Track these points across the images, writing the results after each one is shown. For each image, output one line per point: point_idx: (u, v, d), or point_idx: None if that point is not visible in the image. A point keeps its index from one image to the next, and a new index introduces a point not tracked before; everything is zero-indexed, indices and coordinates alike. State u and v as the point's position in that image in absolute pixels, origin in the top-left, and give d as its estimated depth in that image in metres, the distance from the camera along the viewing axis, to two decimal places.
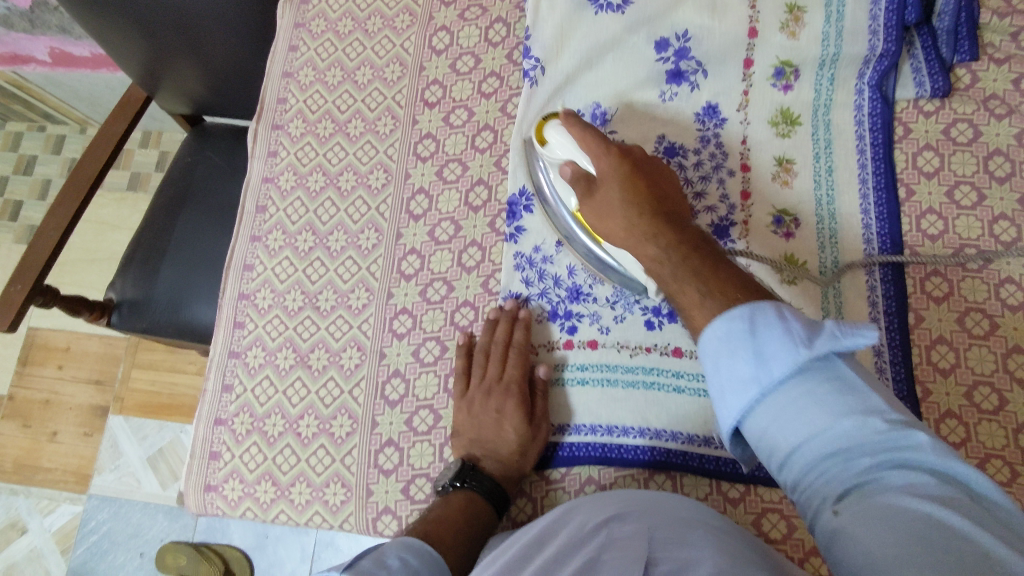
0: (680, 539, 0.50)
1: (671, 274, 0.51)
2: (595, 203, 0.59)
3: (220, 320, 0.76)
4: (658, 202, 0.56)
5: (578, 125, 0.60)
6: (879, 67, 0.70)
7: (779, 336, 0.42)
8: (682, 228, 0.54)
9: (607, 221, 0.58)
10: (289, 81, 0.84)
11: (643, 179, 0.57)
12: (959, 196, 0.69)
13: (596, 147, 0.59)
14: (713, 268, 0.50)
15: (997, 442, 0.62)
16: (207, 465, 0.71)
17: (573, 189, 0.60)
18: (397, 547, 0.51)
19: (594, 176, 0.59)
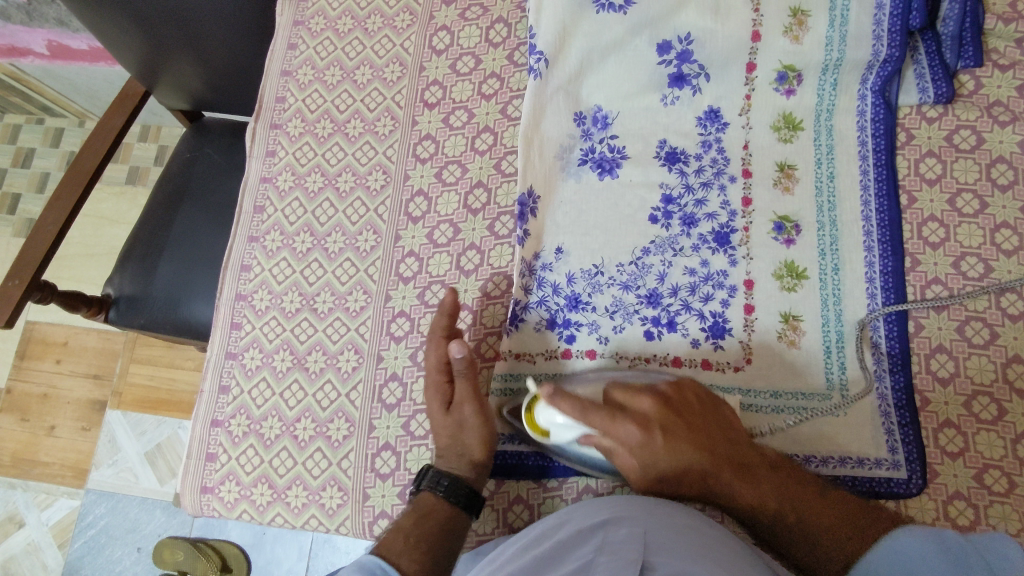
0: (673, 546, 0.50)
1: (740, 498, 0.57)
2: (650, 483, 0.59)
3: (217, 321, 0.76)
4: (682, 431, 0.59)
5: (574, 400, 0.57)
6: (882, 73, 0.70)
7: (881, 553, 0.53)
8: (712, 445, 0.58)
9: (644, 474, 0.59)
10: (288, 80, 0.84)
11: (685, 425, 0.59)
12: (961, 204, 0.69)
13: (608, 422, 0.57)
14: (793, 488, 0.57)
15: (995, 453, 0.62)
16: (203, 467, 0.71)
17: (572, 435, 0.59)
18: (350, 570, 0.54)
19: (613, 445, 0.58)
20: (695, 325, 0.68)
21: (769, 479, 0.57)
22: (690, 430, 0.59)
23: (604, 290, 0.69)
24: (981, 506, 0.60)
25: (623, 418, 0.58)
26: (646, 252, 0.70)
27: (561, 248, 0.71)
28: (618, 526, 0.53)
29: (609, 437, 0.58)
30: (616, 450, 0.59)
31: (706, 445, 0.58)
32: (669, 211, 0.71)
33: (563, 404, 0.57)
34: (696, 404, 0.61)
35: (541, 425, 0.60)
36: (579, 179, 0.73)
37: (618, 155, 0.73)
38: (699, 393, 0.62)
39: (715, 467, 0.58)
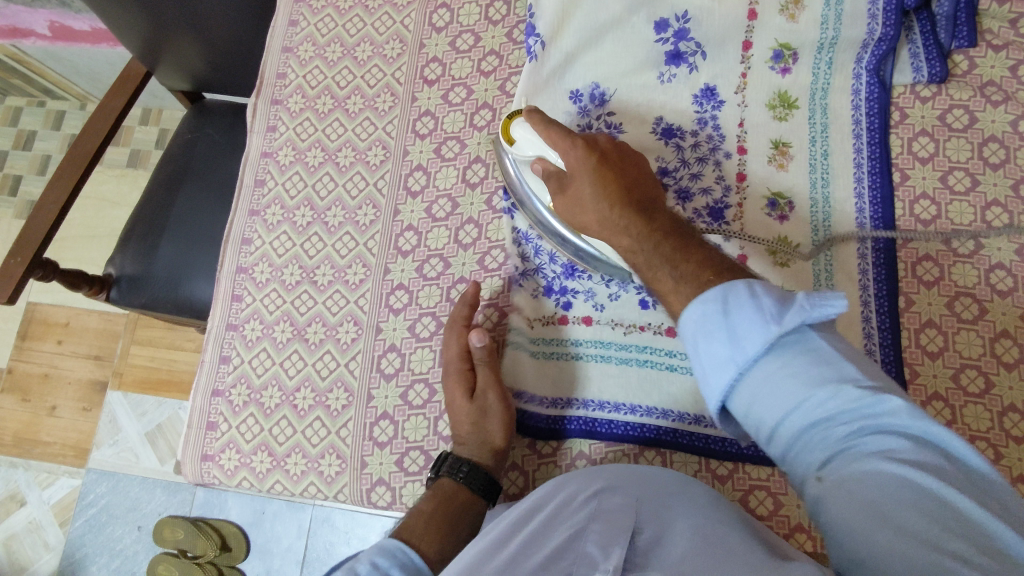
0: (665, 510, 0.52)
1: (626, 239, 0.55)
2: (567, 200, 0.59)
3: (218, 293, 0.77)
4: (611, 156, 0.58)
5: (540, 122, 0.61)
6: (877, 52, 0.71)
7: (720, 287, 0.46)
8: (631, 185, 0.57)
9: (562, 182, 0.60)
10: (289, 57, 0.84)
11: (608, 165, 0.58)
12: (953, 181, 0.70)
13: (563, 143, 0.59)
14: (683, 249, 0.51)
15: (982, 424, 0.63)
16: (204, 436, 0.72)
17: (530, 151, 0.64)
18: (372, 552, 0.53)
19: (563, 167, 0.60)
20: None
21: (699, 257, 0.51)
22: (607, 189, 0.56)
23: None
24: None
25: (580, 141, 0.58)
26: None
27: None
28: (612, 493, 0.54)
29: (554, 165, 0.61)
30: (554, 168, 0.61)
31: (623, 177, 0.57)
32: (665, 184, 0.72)
33: (534, 123, 0.62)
34: (635, 179, 0.58)
35: (511, 131, 0.65)
36: None
37: (615, 131, 0.74)
38: (641, 173, 0.59)
39: (613, 201, 0.56)
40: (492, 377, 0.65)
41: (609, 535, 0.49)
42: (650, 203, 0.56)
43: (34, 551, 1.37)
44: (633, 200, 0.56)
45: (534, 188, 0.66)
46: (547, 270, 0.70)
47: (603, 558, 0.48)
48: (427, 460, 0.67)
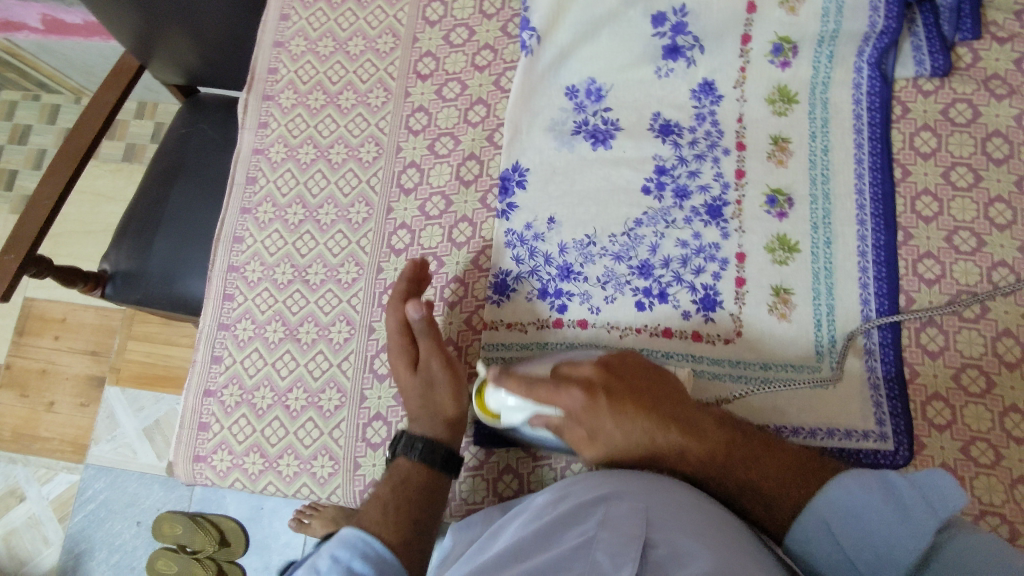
0: (673, 515, 0.51)
1: (680, 440, 0.57)
2: (597, 447, 0.59)
3: (209, 292, 0.76)
4: (628, 395, 0.59)
5: (519, 377, 0.60)
6: (879, 45, 0.69)
7: (807, 508, 0.55)
8: (655, 411, 0.58)
9: (588, 436, 0.59)
10: (280, 51, 0.83)
11: (623, 388, 0.59)
12: (955, 177, 0.69)
13: (551, 389, 0.59)
14: (767, 453, 0.57)
15: (982, 425, 0.62)
16: (196, 436, 0.71)
17: (523, 415, 0.61)
18: (332, 545, 0.55)
19: (562, 412, 0.59)
20: (686, 298, 0.68)
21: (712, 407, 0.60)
22: (630, 399, 0.58)
23: (596, 261, 0.69)
24: (968, 478, 0.61)
25: (574, 384, 0.58)
26: (638, 223, 0.70)
27: (553, 218, 0.71)
28: (619, 499, 0.53)
29: (557, 399, 0.58)
30: (556, 397, 0.58)
31: (646, 399, 0.58)
32: (662, 182, 0.71)
33: (510, 384, 0.59)
34: (656, 380, 0.61)
35: (488, 402, 0.63)
36: (572, 149, 0.73)
37: (612, 127, 0.73)
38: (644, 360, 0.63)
39: (643, 445, 0.58)
40: (434, 344, 0.65)
41: (617, 547, 0.48)
42: (672, 395, 0.60)
43: (33, 546, 1.37)
44: (651, 400, 0.58)
45: (521, 412, 0.61)
46: (541, 273, 0.70)
47: (612, 570, 0.46)
48: None
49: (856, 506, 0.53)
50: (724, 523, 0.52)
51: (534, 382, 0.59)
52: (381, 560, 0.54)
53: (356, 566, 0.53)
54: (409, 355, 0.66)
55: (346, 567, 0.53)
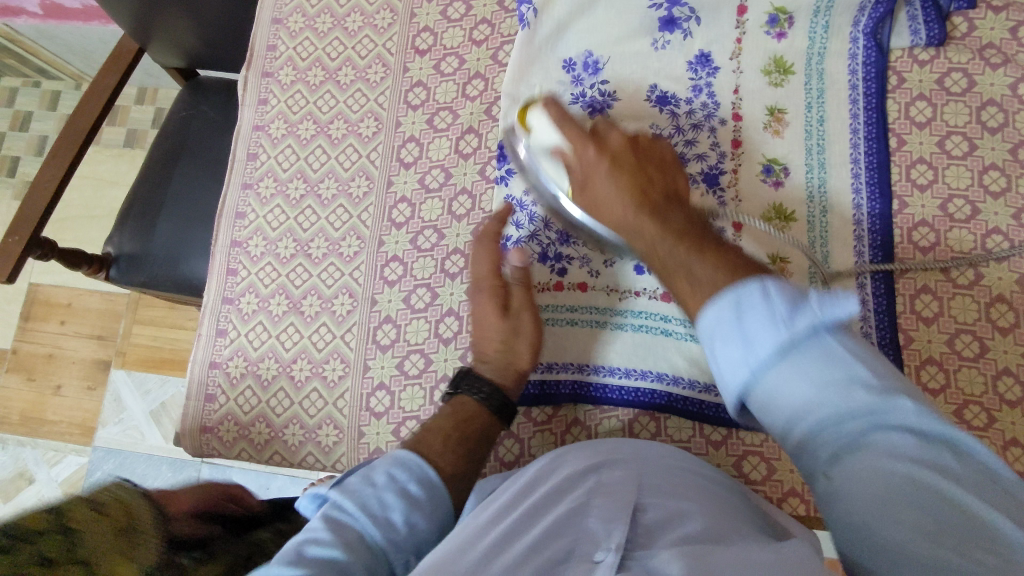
0: (663, 488, 0.52)
1: (646, 237, 0.55)
2: (587, 196, 0.60)
3: (213, 267, 0.77)
4: (630, 160, 0.60)
5: (560, 114, 0.62)
6: (875, 14, 0.70)
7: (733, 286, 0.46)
8: (650, 182, 0.58)
9: (581, 181, 0.61)
10: (279, 28, 0.84)
11: (633, 166, 0.59)
12: (950, 146, 0.69)
13: (578, 135, 0.60)
14: (700, 257, 0.51)
15: (975, 389, 0.63)
16: (203, 408, 0.73)
17: (548, 141, 0.62)
18: (388, 463, 0.54)
19: (577, 164, 0.61)
20: None
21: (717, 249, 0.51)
22: (617, 168, 0.59)
23: None
24: None
25: (594, 141, 0.60)
26: None
27: None
28: (610, 471, 0.53)
29: (567, 155, 0.61)
30: (574, 166, 0.61)
31: (644, 172, 0.59)
32: None
33: (551, 109, 0.62)
34: (659, 176, 0.59)
35: (530, 119, 0.64)
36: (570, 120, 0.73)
37: (609, 99, 0.73)
38: (670, 171, 0.61)
39: (621, 214, 0.58)
40: (527, 298, 0.65)
41: (610, 512, 0.48)
42: (676, 203, 0.58)
43: None
44: (642, 163, 0.60)
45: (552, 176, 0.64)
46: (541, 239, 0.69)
47: (604, 535, 0.46)
48: None
49: (753, 317, 0.44)
50: (710, 494, 0.53)
51: (567, 163, 0.61)
52: (437, 488, 0.54)
53: (412, 487, 0.53)
54: (483, 297, 0.66)
55: (402, 487, 0.52)
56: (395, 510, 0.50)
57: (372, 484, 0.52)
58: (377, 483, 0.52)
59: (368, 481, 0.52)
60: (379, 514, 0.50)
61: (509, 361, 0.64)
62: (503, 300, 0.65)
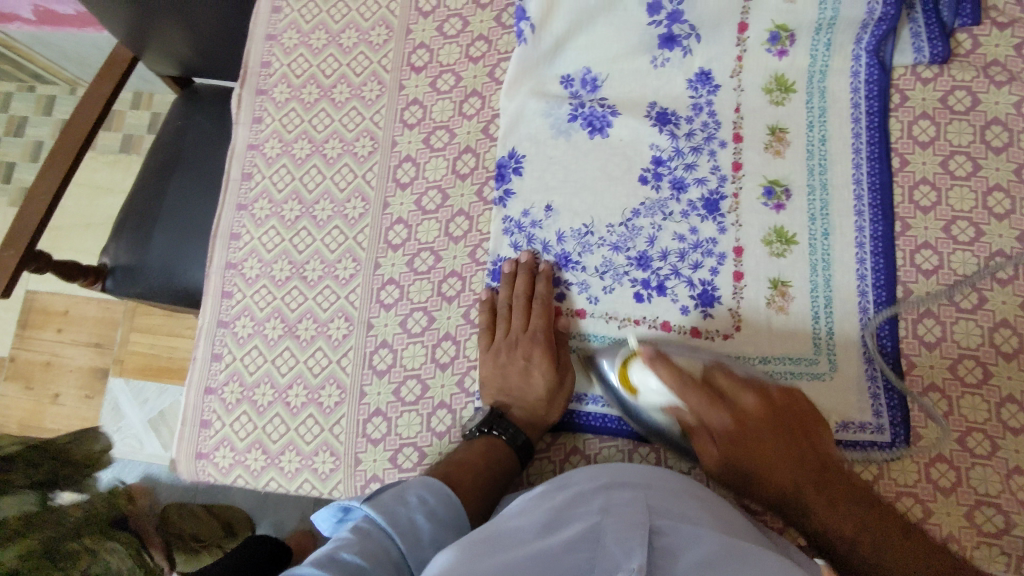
0: (673, 509, 0.51)
1: (822, 501, 0.55)
2: (722, 446, 0.58)
3: (208, 290, 0.76)
4: (775, 422, 0.58)
5: (676, 372, 0.57)
6: (877, 33, 0.68)
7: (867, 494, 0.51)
8: (802, 443, 0.57)
9: (716, 396, 0.58)
10: (273, 44, 0.82)
11: (778, 429, 0.58)
12: (953, 166, 0.68)
13: (704, 400, 0.58)
14: (840, 501, 0.55)
15: (978, 416, 0.62)
16: (198, 434, 0.72)
17: (655, 400, 0.59)
18: (418, 485, 0.56)
19: (701, 418, 0.58)
20: (684, 292, 0.68)
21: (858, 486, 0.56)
22: (762, 425, 0.58)
23: (595, 250, 0.69)
24: (963, 468, 0.61)
25: (724, 404, 0.58)
26: (636, 214, 0.70)
27: (550, 206, 0.71)
28: (620, 490, 0.53)
29: (698, 425, 0.59)
30: (698, 425, 0.59)
31: (791, 436, 0.58)
32: (659, 173, 0.70)
33: (660, 370, 0.58)
34: (795, 403, 0.59)
35: (630, 375, 0.61)
36: (568, 137, 0.72)
37: (609, 111, 0.72)
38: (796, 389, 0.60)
39: (794, 482, 0.56)
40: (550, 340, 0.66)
41: (622, 532, 0.47)
42: (814, 429, 0.58)
43: None
44: (779, 427, 0.58)
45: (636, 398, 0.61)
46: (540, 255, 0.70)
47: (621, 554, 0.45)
48: (420, 457, 0.67)
49: None
50: (720, 519, 0.52)
51: (682, 412, 0.59)
52: (461, 516, 0.56)
53: (441, 511, 0.55)
54: (500, 330, 0.68)
55: (431, 510, 0.54)
56: (423, 530, 0.52)
57: (404, 503, 0.53)
58: (409, 503, 0.54)
59: (400, 499, 0.54)
60: (408, 531, 0.51)
61: (525, 394, 0.65)
62: (527, 335, 0.66)
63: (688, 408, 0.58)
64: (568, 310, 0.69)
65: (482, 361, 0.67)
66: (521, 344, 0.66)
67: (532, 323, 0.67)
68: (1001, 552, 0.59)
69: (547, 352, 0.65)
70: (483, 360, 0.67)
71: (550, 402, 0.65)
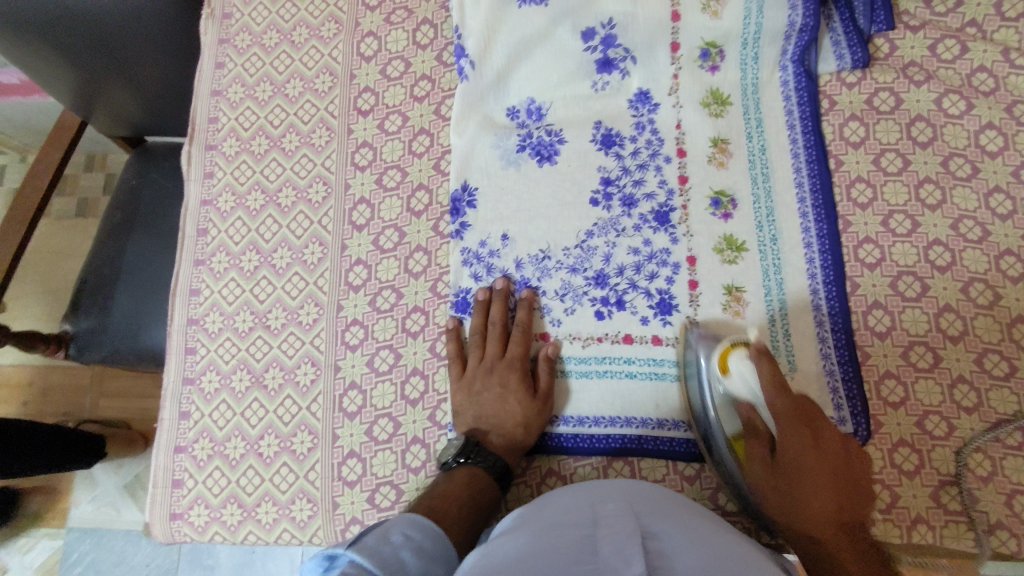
0: (660, 515, 0.51)
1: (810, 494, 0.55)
2: (767, 474, 0.57)
3: (171, 347, 0.76)
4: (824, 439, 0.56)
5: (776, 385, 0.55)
6: (800, 42, 0.71)
7: None
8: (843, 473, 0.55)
9: (761, 441, 0.58)
10: (219, 100, 0.83)
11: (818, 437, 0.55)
12: (885, 163, 0.71)
13: (786, 424, 0.55)
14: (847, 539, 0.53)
15: (933, 399, 0.64)
16: (171, 494, 0.71)
17: (740, 389, 0.59)
18: (401, 523, 0.55)
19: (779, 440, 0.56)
20: (643, 304, 0.69)
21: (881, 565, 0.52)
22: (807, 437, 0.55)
23: (553, 274, 0.71)
24: (925, 450, 0.63)
25: (809, 434, 0.55)
26: (590, 235, 0.71)
27: (506, 235, 0.72)
28: (606, 504, 0.53)
29: (762, 422, 0.59)
30: (758, 426, 0.59)
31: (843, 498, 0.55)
32: (609, 193, 0.72)
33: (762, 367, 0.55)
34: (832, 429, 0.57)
35: (729, 363, 0.60)
36: (518, 167, 0.74)
37: (556, 139, 0.74)
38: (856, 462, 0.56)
39: (828, 515, 0.54)
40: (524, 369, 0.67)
41: (619, 543, 0.46)
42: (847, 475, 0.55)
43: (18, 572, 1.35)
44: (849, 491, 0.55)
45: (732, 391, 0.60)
46: (507, 272, 0.71)
47: (623, 559, 0.44)
48: (398, 494, 0.67)
49: None
50: (699, 516, 0.54)
51: (753, 423, 0.59)
52: (447, 548, 0.56)
53: (427, 545, 0.54)
54: (473, 358, 0.69)
55: (418, 546, 0.53)
56: (411, 565, 0.51)
57: (390, 542, 0.52)
58: (394, 541, 0.52)
59: (385, 538, 0.52)
60: (398, 567, 0.50)
61: (501, 419, 0.65)
62: (503, 361, 0.68)
63: (771, 423, 0.58)
64: (538, 333, 0.70)
65: (453, 390, 0.68)
66: (497, 371, 0.67)
67: (509, 350, 0.68)
68: (969, 529, 0.61)
69: (522, 378, 0.66)
70: (453, 388, 0.68)
71: (526, 428, 0.65)
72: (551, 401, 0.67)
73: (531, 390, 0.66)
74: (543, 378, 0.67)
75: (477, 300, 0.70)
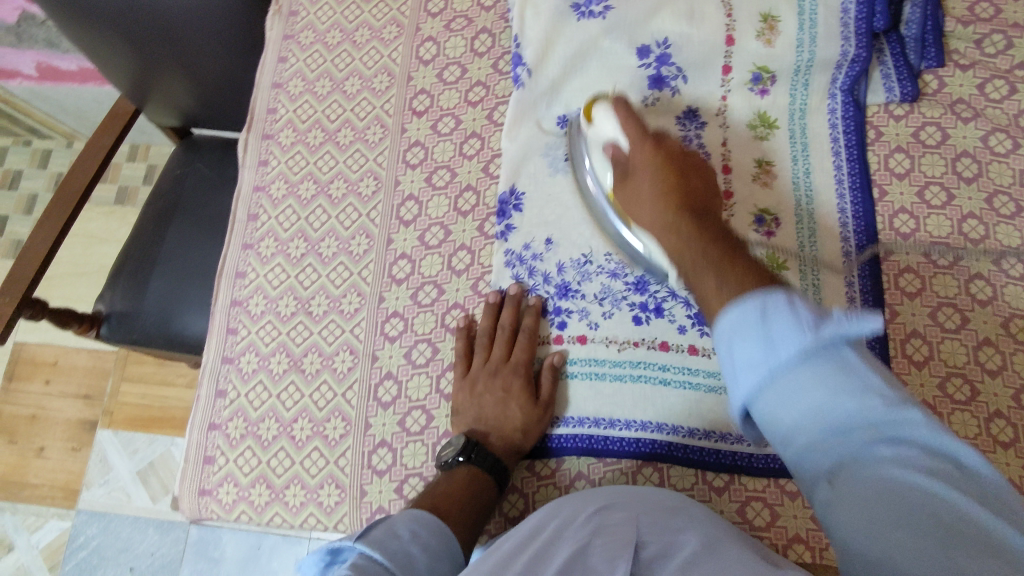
0: (666, 524, 0.51)
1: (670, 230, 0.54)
2: (626, 189, 0.61)
3: (212, 327, 0.78)
4: (676, 160, 0.59)
5: (625, 109, 0.63)
6: (851, 72, 0.73)
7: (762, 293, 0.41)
8: (688, 186, 0.57)
9: (625, 172, 0.62)
10: (279, 92, 0.86)
11: (678, 174, 0.58)
12: (929, 196, 0.72)
13: (635, 134, 0.61)
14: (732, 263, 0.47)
15: (969, 431, 0.64)
16: (202, 470, 0.72)
17: (605, 135, 0.65)
18: (408, 519, 0.55)
19: (629, 159, 0.61)
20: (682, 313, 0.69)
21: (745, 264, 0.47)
22: (666, 191, 0.57)
23: (593, 279, 0.71)
24: None
25: (651, 139, 0.60)
26: None
27: (550, 239, 0.73)
28: (615, 511, 0.53)
29: (621, 152, 0.63)
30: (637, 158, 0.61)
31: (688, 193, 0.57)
32: None
33: (616, 107, 0.64)
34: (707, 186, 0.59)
35: (594, 113, 0.67)
36: (566, 175, 0.75)
37: None
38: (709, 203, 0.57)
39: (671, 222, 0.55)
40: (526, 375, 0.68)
41: (611, 550, 0.47)
42: (695, 198, 0.56)
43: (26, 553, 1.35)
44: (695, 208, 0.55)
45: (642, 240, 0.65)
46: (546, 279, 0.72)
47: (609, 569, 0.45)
48: None
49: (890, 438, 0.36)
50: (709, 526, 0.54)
51: (616, 156, 0.63)
52: (452, 544, 0.56)
53: (431, 542, 0.54)
54: (479, 359, 0.70)
55: (424, 543, 0.53)
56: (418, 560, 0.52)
57: (397, 536, 0.52)
58: (401, 536, 0.52)
59: (392, 533, 0.52)
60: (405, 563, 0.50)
61: (501, 422, 0.66)
62: (508, 365, 0.68)
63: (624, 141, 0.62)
64: (546, 338, 0.71)
65: (456, 389, 0.69)
66: (501, 374, 0.68)
67: (514, 355, 0.69)
68: None
69: (526, 384, 0.67)
70: (457, 388, 0.69)
71: (526, 433, 0.65)
72: (552, 409, 0.67)
73: (533, 397, 0.67)
74: (545, 387, 0.67)
75: (486, 303, 0.72)
